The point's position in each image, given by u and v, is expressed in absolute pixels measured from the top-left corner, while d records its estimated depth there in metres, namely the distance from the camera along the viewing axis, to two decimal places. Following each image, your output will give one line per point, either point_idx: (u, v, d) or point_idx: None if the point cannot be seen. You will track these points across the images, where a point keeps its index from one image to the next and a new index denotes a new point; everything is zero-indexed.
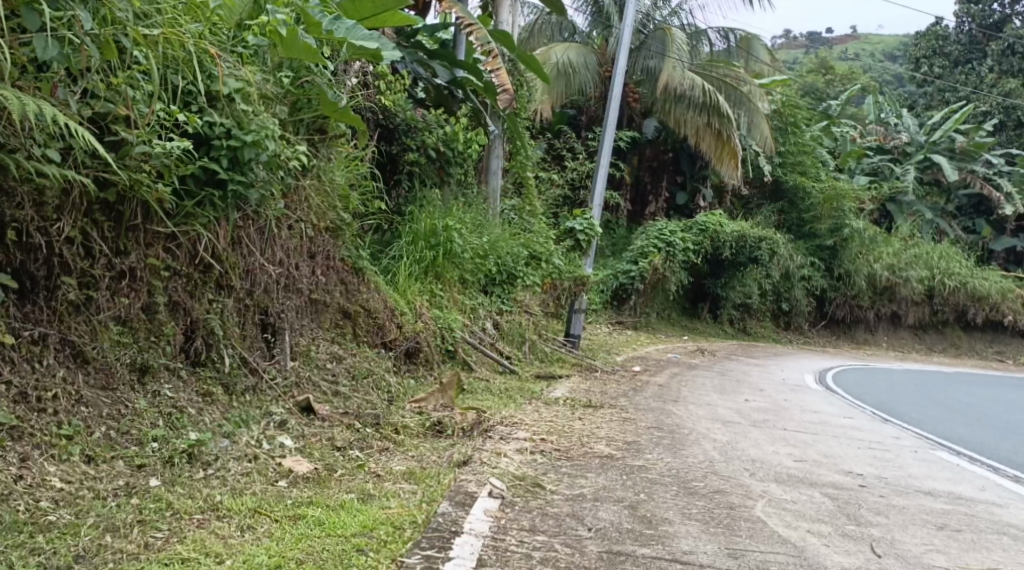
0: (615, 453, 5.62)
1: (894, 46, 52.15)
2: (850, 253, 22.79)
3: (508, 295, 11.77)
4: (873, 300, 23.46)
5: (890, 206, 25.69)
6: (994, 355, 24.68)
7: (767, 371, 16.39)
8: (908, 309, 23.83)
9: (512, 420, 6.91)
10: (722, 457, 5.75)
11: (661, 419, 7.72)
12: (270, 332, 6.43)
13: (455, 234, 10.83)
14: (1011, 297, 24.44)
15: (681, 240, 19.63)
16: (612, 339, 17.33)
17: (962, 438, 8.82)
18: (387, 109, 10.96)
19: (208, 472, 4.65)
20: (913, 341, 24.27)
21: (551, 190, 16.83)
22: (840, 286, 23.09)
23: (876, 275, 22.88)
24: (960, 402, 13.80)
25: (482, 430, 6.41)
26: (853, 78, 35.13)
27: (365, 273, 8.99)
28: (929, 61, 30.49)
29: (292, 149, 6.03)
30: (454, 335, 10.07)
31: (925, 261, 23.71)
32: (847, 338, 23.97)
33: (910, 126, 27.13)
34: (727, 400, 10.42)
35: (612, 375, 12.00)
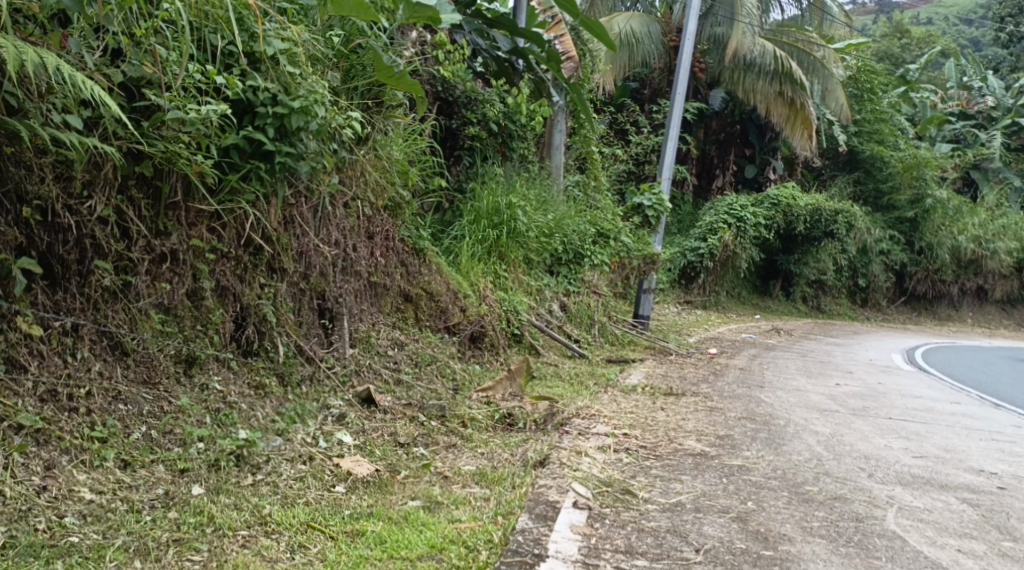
0: (708, 451, 5.35)
1: (967, 8, 50.14)
2: (932, 225, 21.78)
3: (575, 275, 11.17)
4: (956, 275, 22.45)
5: (976, 175, 24.67)
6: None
7: (851, 351, 15.56)
8: (996, 283, 22.89)
9: (588, 410, 6.38)
10: (832, 454, 5.68)
11: (752, 410, 7.28)
12: (328, 317, 6.14)
13: (519, 212, 10.29)
14: None
15: (752, 214, 18.80)
16: (681, 320, 16.66)
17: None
18: (446, 81, 10.50)
19: (258, 478, 4.18)
20: (1001, 317, 23.46)
21: (614, 166, 16.17)
22: (923, 260, 22.06)
23: (961, 247, 21.89)
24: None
25: (557, 425, 5.89)
26: (930, 41, 33.67)
27: (426, 254, 8.53)
28: (1015, 20, 28.96)
29: (345, 116, 5.53)
30: (519, 318, 9.55)
31: (1014, 232, 22.51)
32: (930, 314, 22.94)
33: (996, 89, 25.90)
34: (816, 387, 9.89)
35: (689, 358, 11.33)
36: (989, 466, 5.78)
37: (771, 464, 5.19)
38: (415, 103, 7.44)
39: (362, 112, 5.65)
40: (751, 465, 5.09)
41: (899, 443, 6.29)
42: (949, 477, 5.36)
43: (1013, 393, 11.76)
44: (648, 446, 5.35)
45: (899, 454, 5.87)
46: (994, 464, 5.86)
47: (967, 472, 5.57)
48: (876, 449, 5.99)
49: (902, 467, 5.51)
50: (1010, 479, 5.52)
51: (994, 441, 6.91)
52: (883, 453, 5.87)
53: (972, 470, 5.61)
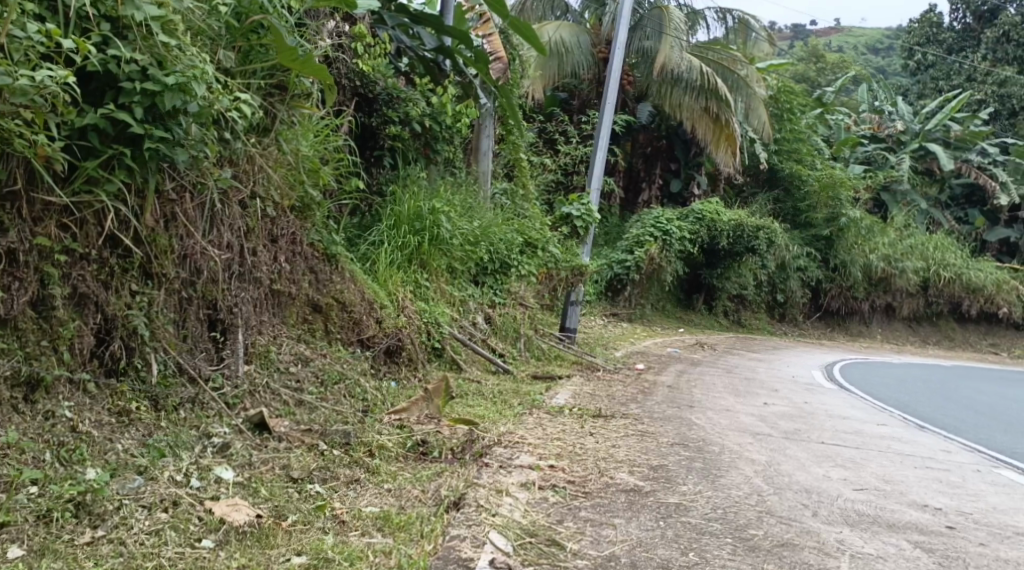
0: (642, 487, 4.90)
1: (870, 39, 51.28)
2: (844, 243, 21.78)
3: (501, 285, 10.61)
4: (867, 291, 22.55)
5: (886, 196, 24.94)
6: (989, 348, 24.04)
7: (773, 367, 15.32)
8: (904, 300, 23.07)
9: (512, 437, 5.75)
10: (772, 487, 5.20)
11: (684, 434, 6.78)
12: (220, 330, 5.44)
13: (443, 218, 9.65)
14: (1007, 289, 23.91)
15: (678, 228, 18.50)
16: (607, 332, 16.25)
17: (1008, 461, 7.70)
18: (365, 74, 9.79)
19: (99, 534, 3.68)
20: (907, 333, 23.50)
21: (543, 175, 15.66)
22: (837, 277, 22.04)
23: (872, 266, 21.93)
24: (978, 408, 12.81)
25: (477, 454, 5.27)
26: (844, 67, 34.26)
27: (339, 262, 7.83)
28: (924, 49, 29.51)
29: (231, 97, 4.94)
30: (441, 331, 8.91)
31: (920, 252, 23.02)
32: (842, 330, 22.96)
33: (906, 114, 26.15)
34: (743, 406, 9.52)
35: (617, 374, 10.82)
36: (932, 500, 5.38)
37: (701, 506, 4.68)
38: (327, 95, 6.72)
39: (254, 95, 5.05)
40: (670, 506, 4.62)
41: (837, 472, 5.87)
42: (895, 516, 4.96)
43: (933, 413, 11.55)
44: (577, 483, 4.82)
45: (841, 487, 5.42)
46: (936, 497, 5.46)
47: (911, 507, 5.15)
48: (815, 478, 5.56)
49: (847, 502, 5.08)
50: (958, 516, 5.12)
51: (931, 469, 6.51)
52: (820, 483, 5.43)
53: (915, 505, 5.20)
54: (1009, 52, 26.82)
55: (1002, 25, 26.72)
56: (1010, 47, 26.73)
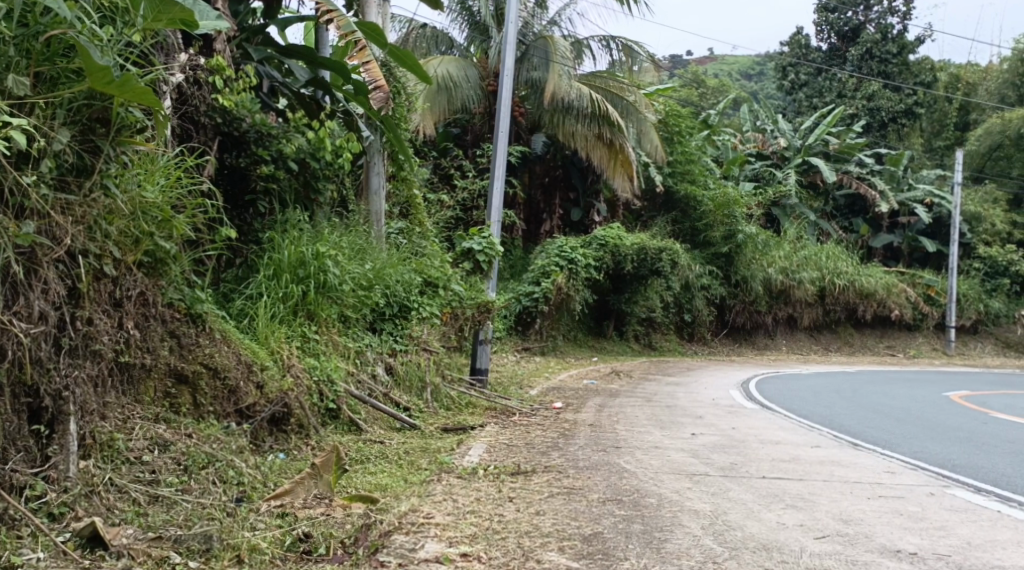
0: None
1: (745, 66, 52.18)
2: (744, 259, 21.63)
3: (401, 330, 9.54)
4: (770, 304, 22.44)
5: (777, 212, 24.81)
6: (887, 350, 24.28)
7: (690, 391, 14.71)
8: (805, 310, 23.07)
9: (417, 512, 4.90)
10: (727, 547, 4.41)
11: (618, 485, 5.91)
12: (43, 424, 4.79)
13: (329, 263, 8.66)
14: (897, 292, 24.25)
15: (582, 255, 17.83)
16: (520, 369, 15.49)
17: (954, 476, 7.11)
18: (228, 111, 8.47)
19: None
20: (811, 343, 23.50)
21: (441, 212, 14.84)
22: (740, 293, 21.85)
23: (772, 278, 21.94)
24: (899, 416, 12.35)
25: (372, 550, 4.28)
26: (723, 90, 34.51)
27: (208, 324, 6.71)
28: (795, 68, 29.57)
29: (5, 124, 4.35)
30: (335, 389, 7.87)
31: (816, 261, 23.10)
32: (750, 345, 22.69)
33: (786, 131, 26.12)
34: (673, 441, 8.76)
35: (534, 418, 9.81)
36: (902, 543, 4.66)
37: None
38: (161, 130, 5.54)
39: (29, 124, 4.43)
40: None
41: (789, 516, 5.12)
42: None
43: (859, 428, 11.02)
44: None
45: (799, 538, 4.65)
46: (905, 538, 4.74)
47: (884, 557, 4.41)
48: (767, 528, 4.79)
49: (814, 559, 4.31)
50: (937, 562, 4.38)
51: (886, 500, 5.79)
52: (774, 535, 4.66)
53: (888, 553, 4.46)
54: (873, 68, 27.98)
55: (865, 43, 27.80)
56: (874, 64, 27.88)
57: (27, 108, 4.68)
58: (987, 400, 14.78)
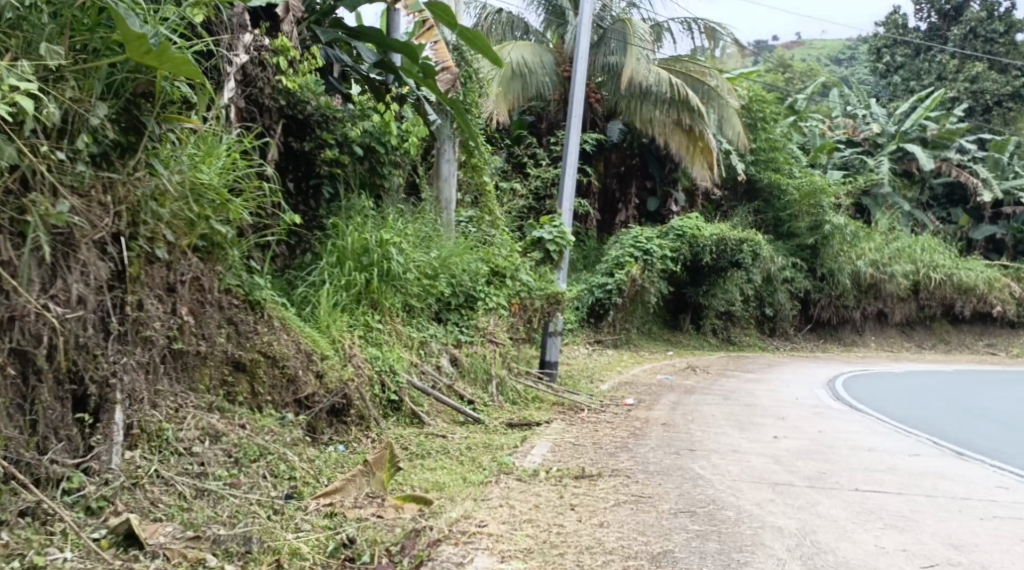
0: None
1: (839, 48, 50.22)
2: (831, 251, 20.76)
3: (468, 321, 9.22)
4: (857, 299, 21.53)
5: (867, 201, 23.84)
6: (986, 348, 23.07)
7: (774, 388, 14.09)
8: (894, 305, 22.05)
9: (478, 520, 4.54)
10: None
11: (692, 496, 5.51)
12: (90, 415, 4.59)
13: (394, 250, 8.31)
14: (999, 287, 22.98)
15: (658, 246, 17.30)
16: (593, 362, 15.08)
17: None
18: (292, 93, 8.26)
19: None
20: (902, 340, 22.49)
21: (514, 201, 14.53)
22: (825, 286, 21.00)
23: (860, 272, 21.01)
24: (1005, 421, 11.57)
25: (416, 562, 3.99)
26: (812, 74, 33.34)
27: (266, 311, 6.32)
28: (891, 50, 28.44)
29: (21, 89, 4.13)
30: (397, 380, 7.58)
31: (908, 255, 22.09)
32: (834, 341, 21.82)
33: (880, 116, 25.20)
34: (757, 445, 8.34)
35: (605, 415, 9.38)
36: None
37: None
38: (201, 98, 5.10)
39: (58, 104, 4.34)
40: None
41: (891, 538, 5.15)
42: None
43: (964, 435, 10.36)
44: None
45: None
46: None
47: None
48: (866, 553, 4.75)
49: None
50: None
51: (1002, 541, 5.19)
52: (874, 561, 4.63)
53: None
54: (977, 48, 26.53)
55: (968, 22, 26.43)
56: (978, 44, 26.45)
57: (62, 81, 4.49)
58: None
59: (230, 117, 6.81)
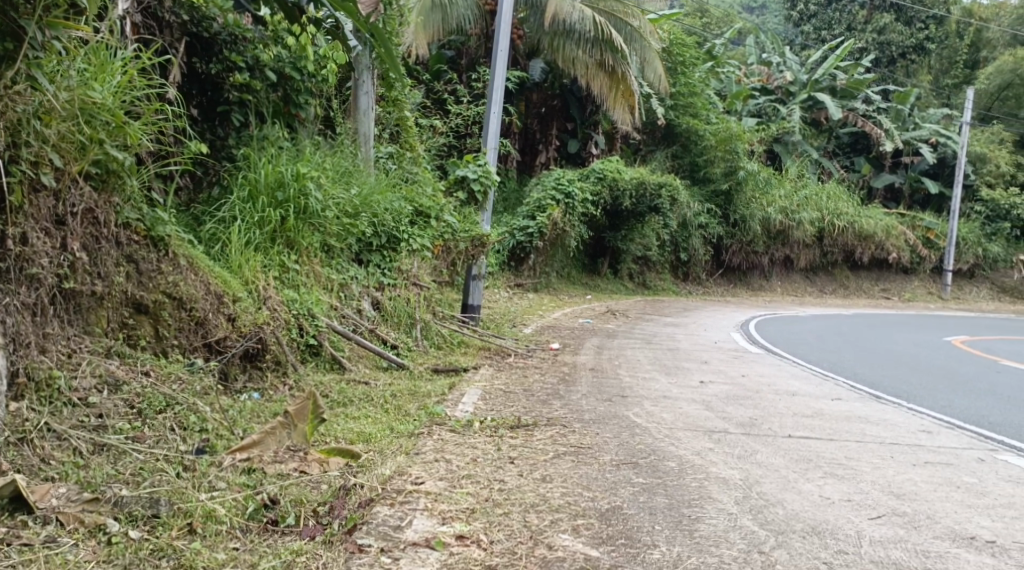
0: (599, 561, 3.42)
1: None
2: (744, 197, 20.86)
3: (389, 263, 8.73)
4: (767, 245, 21.77)
5: (778, 148, 24.02)
6: (881, 293, 23.66)
7: (690, 332, 14.07)
8: (801, 251, 22.43)
9: (415, 479, 4.18)
10: (774, 540, 3.76)
11: (632, 446, 5.25)
12: None
13: (311, 185, 7.78)
14: (897, 234, 23.51)
15: (580, 189, 17.03)
16: (513, 305, 14.79)
17: (1011, 460, 6.47)
18: (196, 8, 7.63)
19: None
20: (805, 285, 22.91)
21: (434, 138, 13.95)
22: (737, 232, 21.11)
23: (770, 218, 21.21)
24: (909, 363, 11.77)
25: (349, 530, 3.64)
26: (728, 20, 33.33)
27: (171, 249, 5.76)
28: None
29: None
30: (316, 324, 7.05)
31: (815, 202, 22.36)
32: (744, 286, 22.06)
33: (793, 64, 25.04)
34: (686, 390, 8.20)
35: (532, 360, 9.11)
36: (964, 553, 3.93)
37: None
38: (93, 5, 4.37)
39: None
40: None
41: (834, 488, 4.91)
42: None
43: (874, 378, 10.50)
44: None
45: (854, 540, 3.93)
46: (968, 548, 4.02)
47: (966, 562, 3.82)
48: (813, 504, 4.45)
49: (877, 560, 3.69)
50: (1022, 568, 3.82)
51: (954, 497, 5.05)
52: (823, 513, 4.31)
53: (954, 557, 3.86)
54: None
55: None
56: None
57: None
58: (989, 345, 14.27)
59: (126, 32, 6.16)
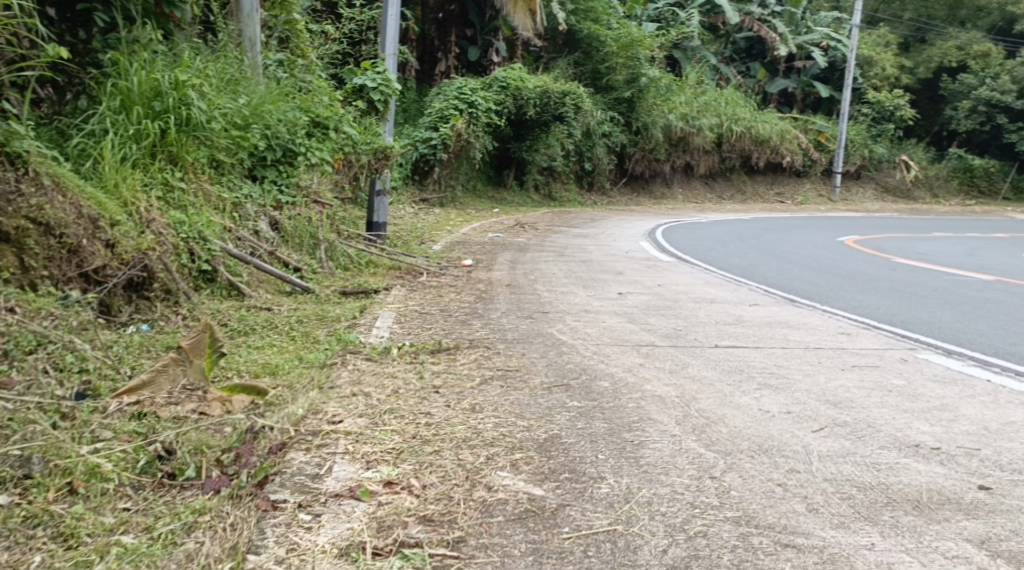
0: (546, 502, 3.11)
1: None
2: (645, 104, 20.61)
3: (287, 179, 8.07)
4: (668, 152, 21.68)
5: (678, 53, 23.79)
6: (776, 197, 23.86)
7: (600, 242, 13.84)
8: (701, 158, 22.41)
9: (333, 418, 3.78)
10: (726, 464, 3.51)
11: (559, 365, 4.97)
12: None
13: (194, 94, 7.09)
14: (790, 138, 23.68)
15: (483, 98, 16.47)
16: (420, 222, 14.26)
17: (935, 361, 6.39)
18: None
19: None
20: (705, 191, 22.94)
21: (327, 45, 13.07)
22: (640, 140, 20.94)
23: (672, 125, 21.09)
24: (814, 265, 11.79)
25: (259, 484, 3.24)
26: None
27: (32, 166, 5.19)
28: None
29: None
30: (209, 247, 6.44)
31: (714, 108, 22.33)
32: (647, 194, 21.95)
33: None
34: (607, 303, 7.96)
35: (446, 279, 8.68)
36: (915, 464, 3.79)
37: (652, 537, 2.92)
38: None
39: None
40: (601, 545, 2.87)
41: (771, 401, 4.73)
42: (901, 483, 3.54)
43: (785, 281, 10.44)
44: (437, 531, 2.93)
45: (805, 458, 3.73)
46: (918, 460, 3.86)
47: (919, 474, 3.66)
48: (754, 420, 4.26)
49: (832, 480, 3.48)
50: (974, 478, 3.68)
51: (892, 404, 4.92)
52: (766, 429, 4.12)
53: (905, 470, 3.70)
54: None
55: None
56: None
57: None
58: (881, 244, 14.48)
59: None
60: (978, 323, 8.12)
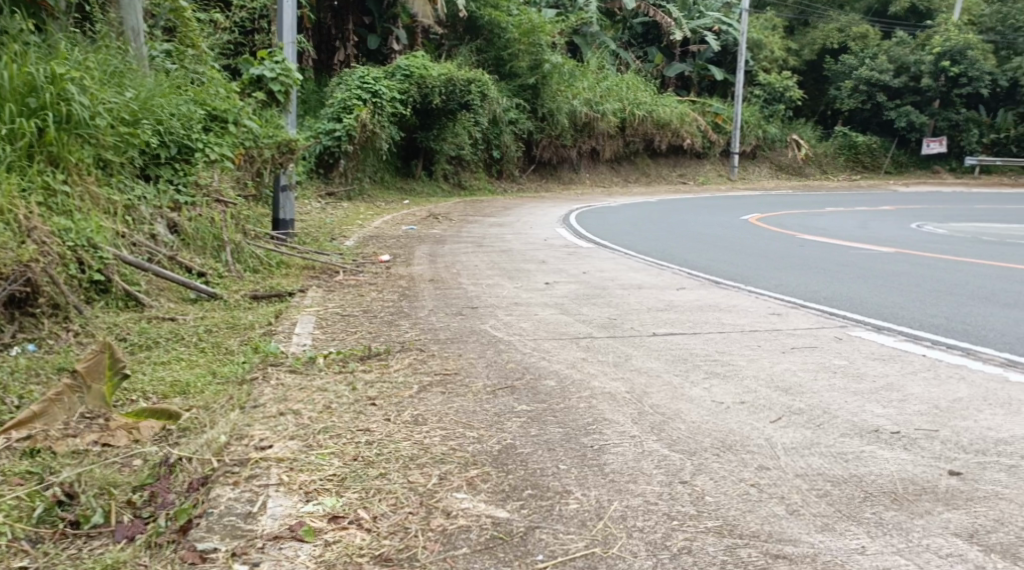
0: (512, 527, 2.85)
1: None
2: (550, 90, 20.43)
3: (184, 178, 7.49)
4: (574, 137, 21.56)
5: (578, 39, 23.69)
6: (679, 179, 23.98)
7: (515, 231, 13.60)
8: (606, 142, 22.37)
9: (263, 442, 3.41)
10: (693, 466, 3.27)
11: (493, 364, 4.70)
12: None
13: (73, 88, 6.55)
14: (690, 120, 23.81)
15: (387, 88, 16.04)
16: (330, 217, 13.77)
17: (866, 338, 6.32)
18: None
19: None
20: (612, 175, 22.90)
21: (219, 35, 12.43)
22: (546, 127, 20.78)
23: (576, 111, 21.00)
24: (727, 245, 11.76)
25: (182, 529, 2.88)
26: None
27: None
28: None
29: None
30: (102, 256, 5.93)
31: (616, 92, 22.34)
32: (555, 180, 21.81)
33: None
34: (531, 294, 7.72)
35: (364, 276, 8.30)
36: (881, 452, 3.64)
37: (634, 559, 2.71)
38: None
39: None
40: None
41: (721, 390, 4.54)
42: (873, 473, 3.38)
43: (703, 263, 10.36)
44: None
45: (771, 453, 3.54)
46: (882, 446, 3.72)
47: (889, 462, 3.51)
48: (710, 413, 4.05)
49: (803, 476, 3.28)
50: (943, 462, 3.56)
51: (841, 387, 4.79)
52: (724, 422, 3.93)
53: (873, 458, 3.55)
54: None
55: None
56: None
57: None
58: (785, 221, 14.60)
59: None
60: (897, 297, 8.15)
